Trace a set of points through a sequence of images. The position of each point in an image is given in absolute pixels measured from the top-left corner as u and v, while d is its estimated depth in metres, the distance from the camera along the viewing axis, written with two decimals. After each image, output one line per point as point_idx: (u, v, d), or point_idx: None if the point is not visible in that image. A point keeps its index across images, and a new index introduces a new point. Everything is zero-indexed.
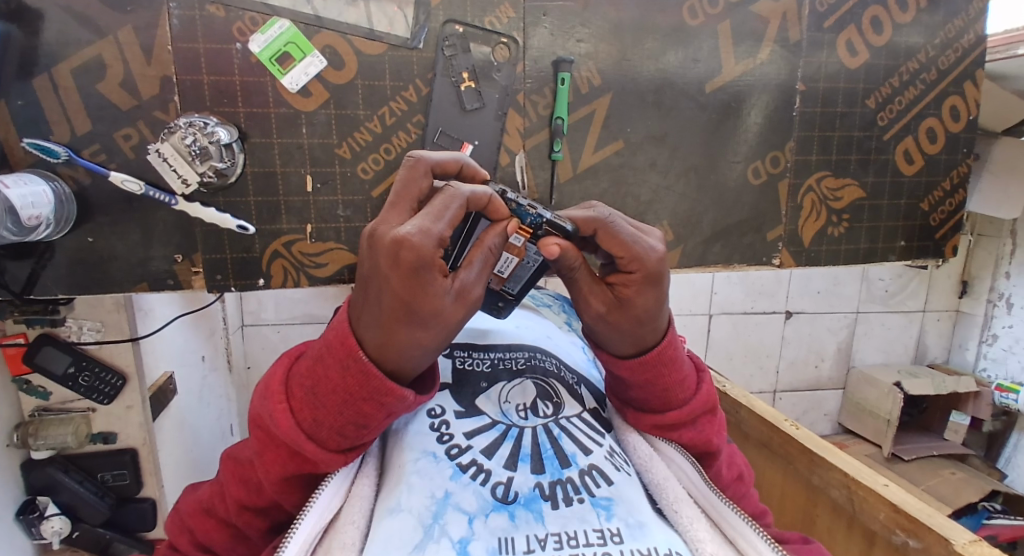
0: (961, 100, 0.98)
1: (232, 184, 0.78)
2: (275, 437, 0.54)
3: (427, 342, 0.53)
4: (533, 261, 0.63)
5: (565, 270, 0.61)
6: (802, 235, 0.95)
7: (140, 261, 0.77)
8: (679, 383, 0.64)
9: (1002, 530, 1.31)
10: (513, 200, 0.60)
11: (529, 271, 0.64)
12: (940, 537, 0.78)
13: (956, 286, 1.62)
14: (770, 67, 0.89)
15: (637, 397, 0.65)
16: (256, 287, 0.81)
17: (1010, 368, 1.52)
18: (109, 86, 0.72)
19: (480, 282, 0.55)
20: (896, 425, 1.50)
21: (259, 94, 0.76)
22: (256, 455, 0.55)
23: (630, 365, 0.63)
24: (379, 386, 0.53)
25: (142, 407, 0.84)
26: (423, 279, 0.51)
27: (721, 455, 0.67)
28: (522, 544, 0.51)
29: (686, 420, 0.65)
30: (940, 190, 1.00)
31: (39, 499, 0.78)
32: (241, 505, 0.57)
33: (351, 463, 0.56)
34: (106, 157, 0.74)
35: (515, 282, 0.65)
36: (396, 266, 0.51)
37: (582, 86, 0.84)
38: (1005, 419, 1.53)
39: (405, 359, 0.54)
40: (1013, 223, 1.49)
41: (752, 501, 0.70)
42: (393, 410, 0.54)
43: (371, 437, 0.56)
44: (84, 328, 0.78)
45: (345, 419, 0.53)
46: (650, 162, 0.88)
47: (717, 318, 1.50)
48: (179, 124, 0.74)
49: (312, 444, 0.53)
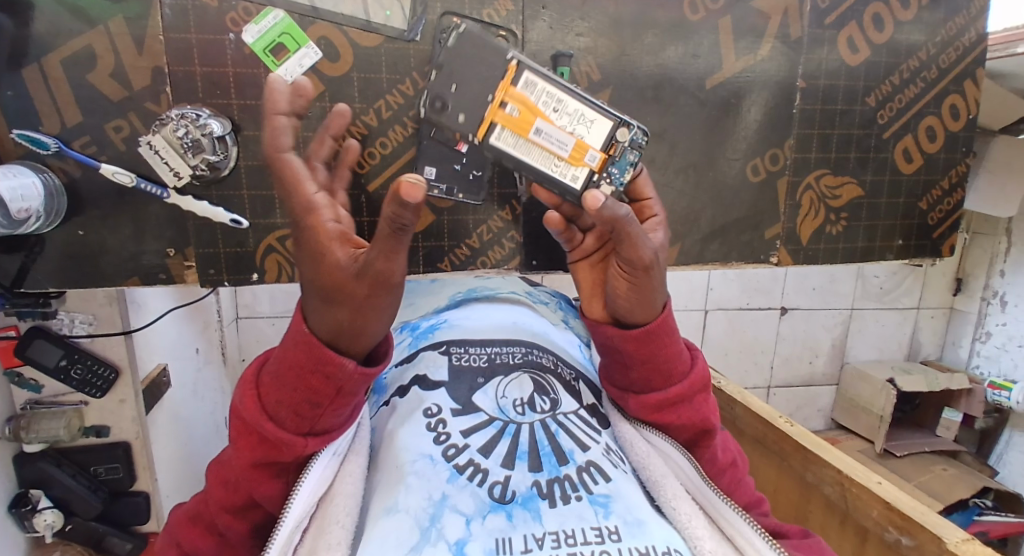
0: (961, 99, 0.97)
1: (225, 177, 0.77)
2: (243, 422, 0.54)
3: (360, 316, 0.51)
4: (549, 176, 0.61)
5: (624, 221, 0.56)
6: (800, 233, 0.95)
7: (132, 255, 0.76)
8: (677, 356, 0.64)
9: (994, 526, 1.33)
10: (632, 150, 0.62)
11: (525, 161, 0.60)
12: (932, 536, 0.78)
13: (950, 284, 1.63)
14: (770, 63, 0.89)
15: (638, 378, 0.64)
16: (250, 282, 0.80)
17: (1002, 366, 1.52)
18: (100, 78, 0.71)
19: (391, 257, 0.49)
20: (889, 421, 1.51)
21: (253, 86, 0.75)
22: (231, 446, 0.55)
23: (635, 336, 0.62)
24: (320, 355, 0.52)
25: (136, 401, 0.84)
26: (326, 258, 0.51)
27: (716, 436, 0.67)
28: (519, 544, 0.50)
29: (686, 396, 0.64)
30: (939, 188, 0.99)
31: (31, 493, 0.78)
32: (221, 508, 0.56)
33: (323, 449, 0.55)
34: (97, 149, 0.72)
35: (507, 137, 0.60)
36: (307, 249, 0.52)
37: (581, 81, 0.83)
38: (997, 417, 1.53)
39: (342, 332, 0.52)
40: (1009, 222, 1.49)
41: (748, 490, 0.70)
42: (339, 382, 0.53)
43: (332, 419, 0.55)
44: (76, 320, 0.78)
45: (298, 396, 0.53)
46: (649, 158, 0.87)
47: (712, 314, 1.50)
48: (171, 116, 0.73)
49: (271, 424, 0.53)
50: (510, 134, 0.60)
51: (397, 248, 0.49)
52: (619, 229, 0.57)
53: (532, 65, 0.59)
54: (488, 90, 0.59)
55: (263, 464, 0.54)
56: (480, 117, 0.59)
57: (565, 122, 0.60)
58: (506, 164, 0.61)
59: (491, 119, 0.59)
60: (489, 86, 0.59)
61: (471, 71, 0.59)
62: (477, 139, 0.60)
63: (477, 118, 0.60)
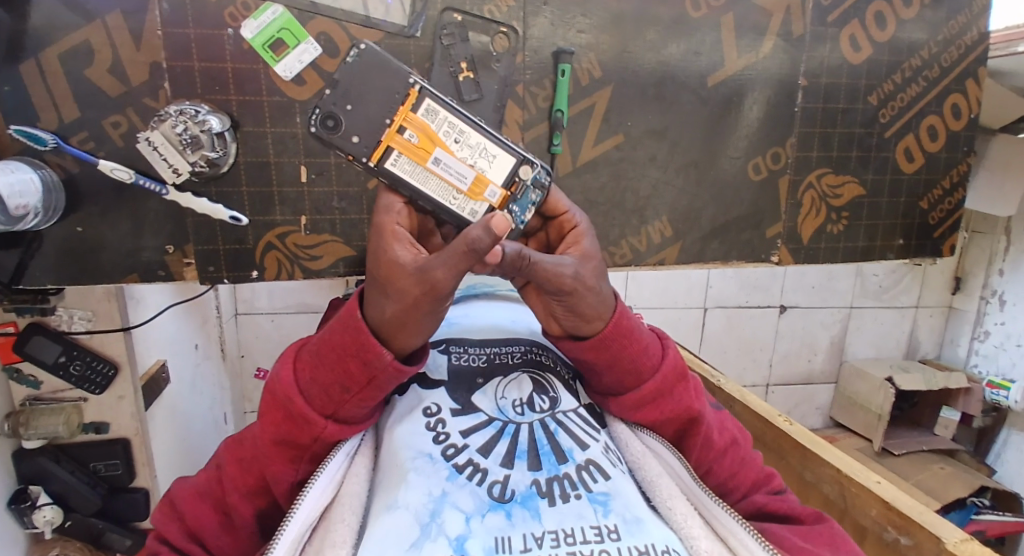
0: (962, 98, 0.97)
1: (224, 173, 0.76)
2: (273, 396, 0.55)
3: (407, 313, 0.51)
4: (445, 208, 0.59)
5: (520, 261, 0.53)
6: (801, 232, 0.95)
7: (130, 252, 0.75)
8: (644, 352, 0.62)
9: (991, 525, 1.33)
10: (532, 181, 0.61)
11: (423, 190, 0.59)
12: (930, 534, 0.78)
13: (949, 282, 1.63)
14: (772, 61, 0.88)
15: (610, 382, 0.63)
16: (249, 279, 0.80)
17: (1000, 364, 1.52)
18: (98, 72, 0.71)
19: (455, 274, 0.50)
20: (886, 420, 1.51)
21: (252, 82, 0.75)
22: (256, 424, 0.56)
23: (592, 345, 0.60)
24: (363, 341, 0.52)
25: (134, 397, 0.83)
26: (389, 253, 0.53)
27: (706, 420, 0.65)
28: (518, 543, 0.50)
29: (664, 391, 0.63)
30: (940, 187, 0.99)
31: (30, 489, 0.77)
32: (231, 485, 0.56)
33: (341, 438, 0.56)
34: (95, 145, 0.72)
35: (403, 162, 0.59)
36: (375, 244, 0.55)
37: (583, 78, 0.83)
38: (995, 416, 1.54)
39: (395, 327, 0.52)
40: (1008, 221, 1.48)
41: (753, 468, 0.69)
42: (374, 373, 0.53)
43: (355, 408, 0.55)
44: (75, 317, 0.78)
45: (333, 377, 0.53)
46: (650, 157, 0.87)
47: (711, 312, 1.50)
48: (168, 112, 0.72)
49: (301, 399, 0.54)
50: (408, 161, 0.59)
51: (461, 265, 0.50)
52: (526, 269, 0.54)
53: (433, 93, 0.59)
54: (387, 114, 0.59)
55: (284, 443, 0.54)
56: (376, 141, 0.59)
57: (466, 154, 0.59)
58: (401, 192, 0.59)
59: (388, 144, 0.59)
60: (389, 109, 0.59)
61: (373, 90, 0.59)
62: (371, 163, 0.59)
63: (373, 141, 0.59)
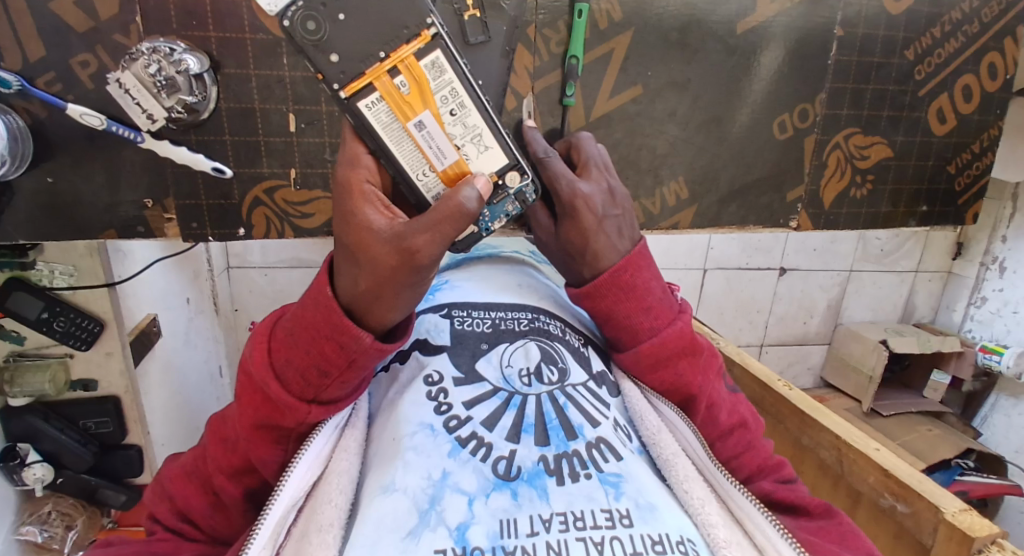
0: (999, 57, 0.90)
1: (204, 120, 0.70)
2: (250, 380, 0.51)
3: (382, 286, 0.47)
4: (408, 179, 0.53)
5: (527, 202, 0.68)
6: (823, 197, 0.90)
7: (107, 206, 0.71)
8: (643, 312, 0.62)
9: (976, 486, 1.32)
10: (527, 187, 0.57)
11: (390, 145, 0.53)
12: (930, 504, 0.77)
13: (951, 248, 1.57)
14: (804, 8, 0.81)
15: (611, 334, 0.64)
16: (235, 237, 0.76)
17: (996, 331, 1.50)
18: (64, 6, 0.64)
19: (434, 239, 0.46)
20: (877, 382, 1.50)
21: (233, 17, 0.68)
22: (234, 407, 0.52)
23: (588, 293, 0.62)
24: (336, 322, 0.48)
25: (123, 354, 0.79)
26: (358, 216, 0.48)
27: (710, 396, 0.64)
28: (524, 526, 0.46)
29: (659, 355, 0.61)
30: (969, 152, 0.94)
31: (19, 447, 0.74)
32: (216, 467, 0.53)
33: (324, 419, 0.52)
34: (63, 88, 0.66)
35: (382, 107, 0.52)
36: (338, 207, 0.50)
37: (601, 21, 0.76)
38: (985, 380, 1.52)
39: (369, 301, 0.48)
40: (1015, 187, 1.42)
41: (762, 452, 0.66)
42: (352, 356, 0.49)
43: (337, 389, 0.51)
44: (56, 272, 0.73)
45: (308, 359, 0.49)
46: (669, 112, 0.82)
47: (711, 273, 1.46)
48: (141, 50, 0.66)
49: (276, 384, 0.50)
50: (387, 110, 0.52)
51: (445, 233, 0.46)
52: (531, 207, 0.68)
53: (447, 48, 0.52)
54: (384, 47, 0.52)
55: (264, 426, 0.51)
56: (358, 72, 0.52)
57: (456, 132, 0.53)
58: (366, 141, 0.53)
59: (371, 80, 0.52)
60: (389, 43, 0.52)
61: (375, 15, 0.51)
62: (342, 94, 0.52)
63: (345, 69, 0.51)
